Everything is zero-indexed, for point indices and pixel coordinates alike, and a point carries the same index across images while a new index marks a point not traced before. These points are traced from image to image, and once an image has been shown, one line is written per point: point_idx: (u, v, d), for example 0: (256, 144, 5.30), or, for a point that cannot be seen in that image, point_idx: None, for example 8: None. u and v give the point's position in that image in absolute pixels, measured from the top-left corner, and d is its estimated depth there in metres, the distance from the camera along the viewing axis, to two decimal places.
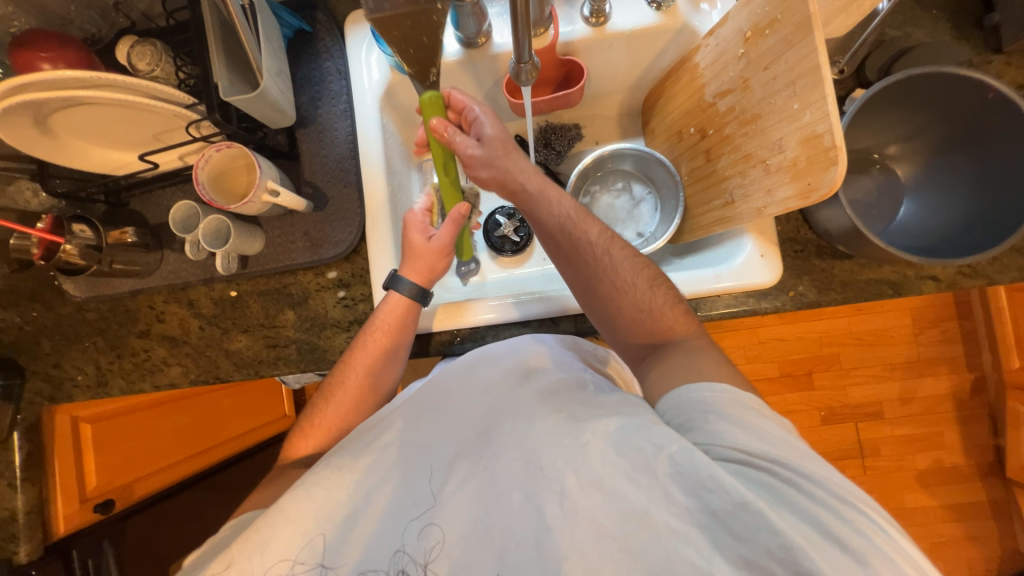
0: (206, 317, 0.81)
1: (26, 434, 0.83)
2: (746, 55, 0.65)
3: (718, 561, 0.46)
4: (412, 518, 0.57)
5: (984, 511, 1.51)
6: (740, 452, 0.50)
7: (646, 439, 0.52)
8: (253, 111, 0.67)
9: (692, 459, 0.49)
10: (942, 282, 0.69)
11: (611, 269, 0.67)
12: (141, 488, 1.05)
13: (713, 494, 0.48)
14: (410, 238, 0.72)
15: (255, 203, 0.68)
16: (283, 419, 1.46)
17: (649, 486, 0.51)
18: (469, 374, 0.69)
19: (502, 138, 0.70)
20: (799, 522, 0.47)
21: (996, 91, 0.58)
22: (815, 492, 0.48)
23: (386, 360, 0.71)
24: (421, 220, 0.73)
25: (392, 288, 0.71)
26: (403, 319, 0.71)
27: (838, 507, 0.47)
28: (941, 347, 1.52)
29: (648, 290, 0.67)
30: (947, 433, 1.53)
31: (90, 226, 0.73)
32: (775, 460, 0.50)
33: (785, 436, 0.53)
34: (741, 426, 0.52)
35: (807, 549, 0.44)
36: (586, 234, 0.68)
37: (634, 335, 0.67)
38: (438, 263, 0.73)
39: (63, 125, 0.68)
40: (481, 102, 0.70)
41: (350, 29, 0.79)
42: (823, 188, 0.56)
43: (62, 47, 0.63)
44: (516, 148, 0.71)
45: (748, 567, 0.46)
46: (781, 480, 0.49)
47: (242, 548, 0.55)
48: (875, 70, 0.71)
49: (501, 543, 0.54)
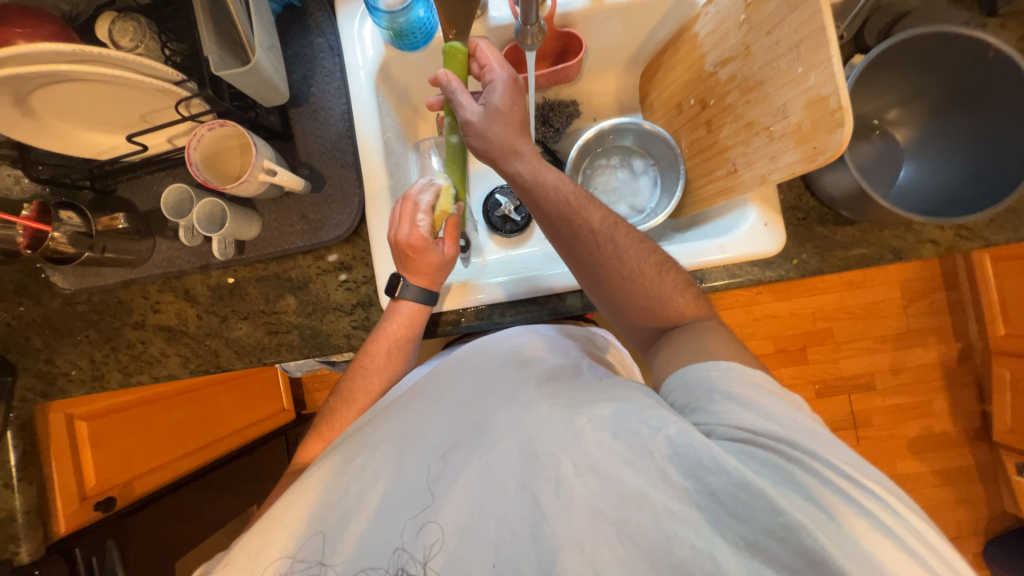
0: (203, 306, 0.79)
1: (20, 433, 0.81)
2: (747, 21, 0.64)
3: (718, 543, 0.46)
4: (412, 516, 0.55)
5: (972, 475, 1.56)
6: (745, 431, 0.51)
7: (642, 422, 0.52)
8: (245, 87, 0.65)
9: (689, 441, 0.50)
10: (941, 245, 0.69)
11: (617, 256, 0.66)
12: (142, 485, 1.02)
13: (711, 474, 0.48)
14: (405, 241, 0.70)
15: (252, 183, 0.66)
16: (282, 413, 1.50)
17: (647, 469, 0.50)
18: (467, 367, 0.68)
19: (507, 112, 0.68)
20: (801, 499, 0.46)
21: (996, 49, 0.57)
22: (819, 471, 0.48)
23: (398, 362, 0.73)
24: (422, 240, 0.70)
25: (400, 297, 0.71)
26: (421, 324, 0.73)
27: (844, 487, 0.47)
28: (929, 318, 1.56)
29: (656, 277, 0.67)
30: (936, 402, 1.57)
31: (78, 214, 0.70)
32: (780, 439, 0.50)
33: (793, 414, 0.53)
34: (746, 407, 0.53)
35: (809, 528, 0.44)
36: (587, 222, 0.66)
37: (643, 319, 0.68)
38: (444, 271, 0.72)
39: (44, 105, 0.65)
40: (503, 66, 0.69)
41: (340, 2, 0.77)
42: (829, 150, 0.56)
43: (38, 23, 0.60)
44: (520, 126, 0.69)
45: (749, 549, 0.46)
46: (787, 461, 0.48)
47: (241, 553, 0.56)
48: (874, 35, 0.71)
49: (498, 534, 0.52)
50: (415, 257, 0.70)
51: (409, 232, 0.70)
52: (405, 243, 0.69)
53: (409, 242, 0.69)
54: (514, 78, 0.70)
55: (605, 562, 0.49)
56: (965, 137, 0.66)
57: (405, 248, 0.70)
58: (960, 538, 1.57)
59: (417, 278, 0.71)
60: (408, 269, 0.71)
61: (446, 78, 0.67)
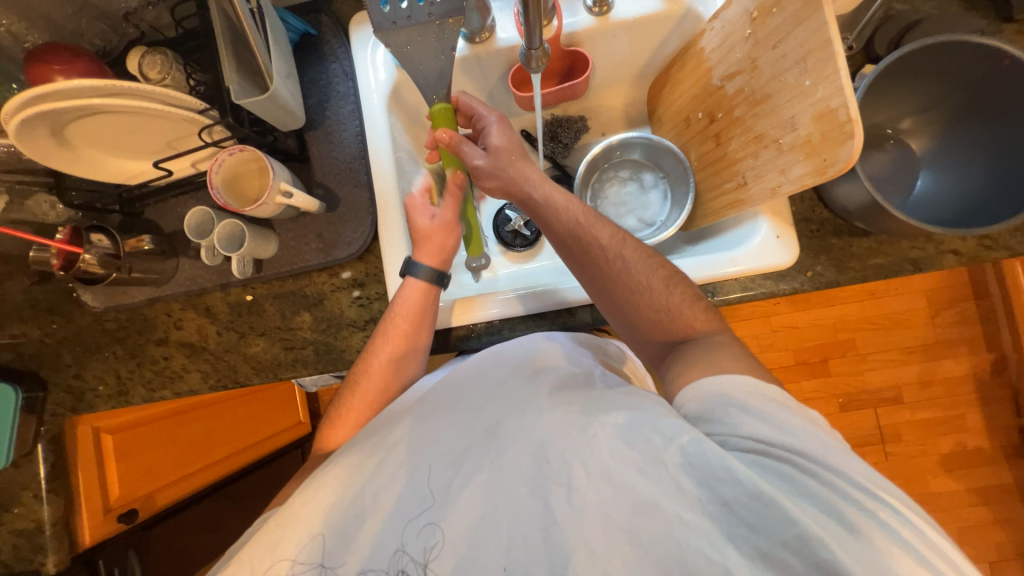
0: (223, 322, 0.81)
1: (50, 445, 0.85)
2: (753, 35, 0.65)
3: (731, 553, 0.45)
4: (417, 514, 0.56)
5: (1013, 494, 1.48)
6: (756, 442, 0.50)
7: (654, 431, 0.51)
8: (265, 115, 0.67)
9: (703, 451, 0.48)
10: (964, 256, 0.67)
11: (625, 271, 0.67)
12: (163, 497, 1.07)
13: (723, 483, 0.47)
14: (416, 222, 0.74)
15: (269, 205, 0.69)
16: (295, 426, 1.48)
17: (659, 478, 0.49)
18: (477, 373, 0.69)
19: (509, 147, 0.73)
20: (817, 511, 0.45)
21: (1012, 56, 0.56)
22: (837, 483, 0.46)
23: (409, 345, 0.72)
24: (421, 202, 0.75)
25: (409, 274, 0.73)
26: (431, 303, 0.73)
27: (864, 501, 0.45)
28: (957, 328, 1.50)
29: (664, 290, 0.66)
30: (969, 416, 1.51)
31: (108, 236, 0.73)
32: (795, 450, 0.48)
33: (811, 428, 0.51)
34: (762, 418, 0.51)
35: (825, 539, 0.43)
36: (596, 239, 0.68)
37: (654, 333, 0.67)
38: (447, 239, 0.75)
39: (78, 136, 0.68)
40: (490, 111, 0.75)
41: (355, 30, 0.80)
42: (840, 162, 0.56)
43: (75, 59, 0.64)
44: (524, 156, 0.73)
45: (762, 560, 0.45)
46: (802, 472, 0.47)
47: (254, 550, 0.57)
48: (884, 44, 0.70)
49: (508, 537, 0.53)
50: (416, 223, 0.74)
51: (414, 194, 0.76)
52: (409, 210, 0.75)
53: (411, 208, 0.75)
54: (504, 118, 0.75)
55: (617, 570, 0.49)
56: (984, 145, 0.65)
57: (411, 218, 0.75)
58: (1001, 562, 1.48)
59: (426, 255, 0.74)
60: (417, 245, 0.74)
61: (449, 135, 0.69)
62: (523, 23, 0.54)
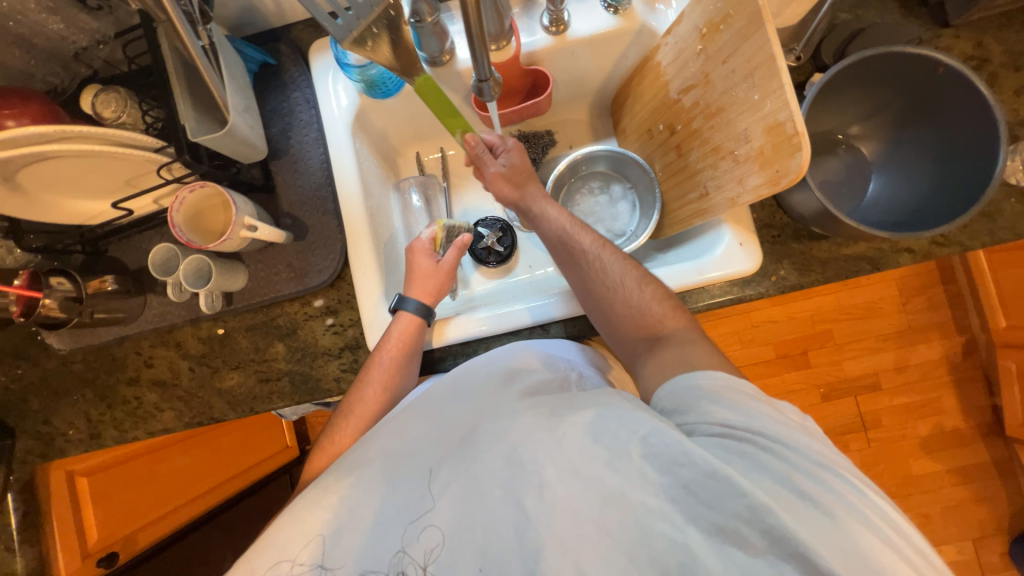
0: (194, 357, 0.80)
1: (21, 493, 0.83)
2: (704, 51, 0.67)
3: (692, 532, 0.46)
4: (411, 520, 0.56)
5: (990, 471, 1.53)
6: (721, 425, 0.52)
7: (621, 425, 0.52)
8: (224, 149, 0.67)
9: (664, 439, 0.50)
10: (918, 253, 0.70)
11: (602, 268, 0.72)
12: (144, 538, 1.05)
13: (683, 467, 0.48)
14: (418, 263, 0.77)
15: (233, 239, 0.68)
16: (284, 450, 1.48)
17: (625, 470, 0.50)
18: (455, 385, 0.67)
19: (523, 168, 0.83)
20: (772, 484, 0.47)
21: (946, 65, 0.59)
22: (791, 458, 0.49)
23: (400, 377, 0.71)
24: (426, 246, 0.78)
25: (400, 308, 0.73)
26: (419, 338, 0.73)
27: (815, 471, 0.48)
28: (929, 314, 1.55)
29: (636, 287, 0.70)
30: (945, 398, 1.55)
31: (69, 279, 0.72)
32: (756, 431, 0.51)
33: (772, 413, 0.53)
34: (726, 404, 0.54)
35: (773, 507, 0.44)
36: (580, 242, 0.75)
37: (628, 329, 0.69)
38: (446, 283, 0.77)
39: (32, 180, 0.67)
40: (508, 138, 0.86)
41: (314, 58, 0.80)
42: (791, 173, 0.57)
43: (25, 104, 0.63)
44: (534, 178, 0.84)
45: (720, 534, 0.46)
46: (760, 449, 0.50)
47: (255, 554, 0.57)
48: (831, 53, 0.73)
49: (484, 540, 0.52)
50: (420, 276, 0.76)
51: (420, 238, 0.79)
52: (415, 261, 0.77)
53: (417, 259, 0.77)
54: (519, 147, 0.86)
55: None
56: (928, 147, 0.67)
57: (415, 268, 0.77)
58: (984, 538, 1.52)
59: (417, 291, 0.75)
60: (410, 281, 0.76)
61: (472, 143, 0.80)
62: (471, 55, 0.52)
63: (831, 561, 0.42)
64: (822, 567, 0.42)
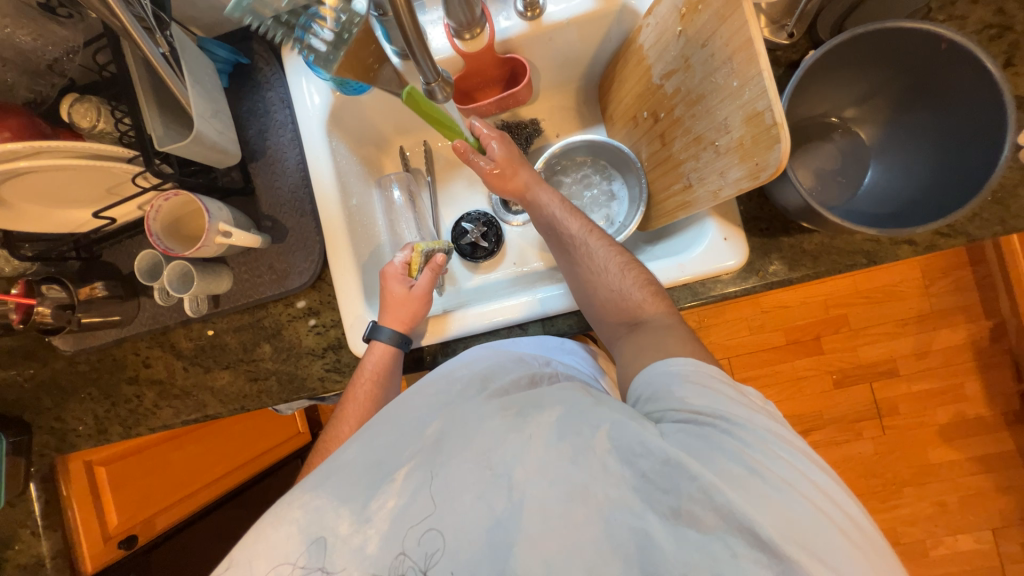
0: (187, 358, 0.83)
1: (42, 483, 0.89)
2: (684, 33, 0.62)
3: (650, 518, 0.47)
4: (410, 524, 0.52)
5: (1014, 460, 1.46)
6: (687, 411, 0.52)
7: (584, 422, 0.52)
8: (194, 157, 0.67)
9: (625, 432, 0.50)
10: (920, 245, 0.65)
11: (587, 254, 0.72)
12: (162, 520, 1.12)
13: (640, 457, 0.49)
14: (391, 289, 0.77)
15: (209, 246, 0.69)
16: (296, 437, 1.50)
17: (589, 465, 0.50)
18: (424, 382, 0.65)
19: (509, 157, 0.80)
20: (729, 463, 0.47)
21: (949, 40, 0.54)
22: (746, 437, 0.49)
23: (376, 408, 0.71)
24: (400, 271, 0.78)
25: (374, 338, 0.74)
26: (394, 367, 0.73)
27: (767, 448, 0.48)
28: (954, 297, 1.46)
29: (618, 273, 0.69)
30: (968, 385, 1.47)
31: (61, 286, 0.75)
32: (719, 415, 0.51)
33: (736, 397, 0.53)
34: (694, 390, 0.53)
35: (720, 485, 0.45)
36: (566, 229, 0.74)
37: (608, 313, 0.68)
38: (421, 309, 0.76)
39: (19, 191, 0.69)
40: (491, 126, 0.82)
41: (287, 57, 0.79)
42: (771, 167, 0.53)
43: (4, 117, 0.64)
44: (523, 163, 0.80)
45: (676, 517, 0.46)
46: (719, 431, 0.50)
47: (243, 550, 0.53)
48: (828, 28, 0.67)
49: (455, 542, 0.50)
50: (397, 305, 0.75)
51: (394, 262, 0.79)
52: (388, 291, 0.76)
53: (390, 287, 0.77)
54: (505, 134, 0.82)
55: None
56: (930, 132, 0.63)
57: (390, 297, 0.76)
58: (1005, 527, 1.46)
59: (391, 319, 0.75)
60: (384, 309, 0.75)
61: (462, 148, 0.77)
62: (411, 58, 0.55)
63: (770, 531, 0.43)
64: (763, 538, 0.43)
